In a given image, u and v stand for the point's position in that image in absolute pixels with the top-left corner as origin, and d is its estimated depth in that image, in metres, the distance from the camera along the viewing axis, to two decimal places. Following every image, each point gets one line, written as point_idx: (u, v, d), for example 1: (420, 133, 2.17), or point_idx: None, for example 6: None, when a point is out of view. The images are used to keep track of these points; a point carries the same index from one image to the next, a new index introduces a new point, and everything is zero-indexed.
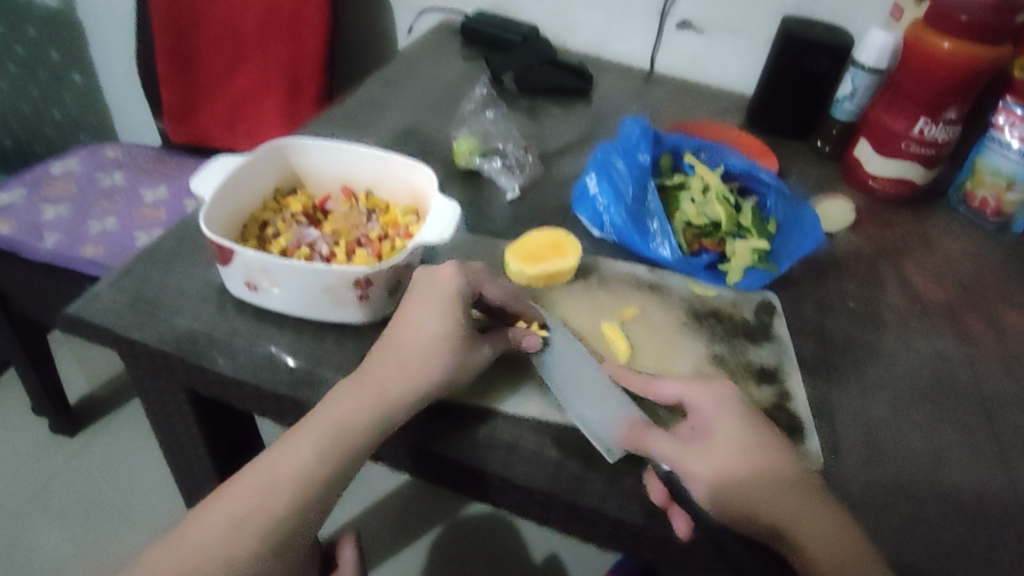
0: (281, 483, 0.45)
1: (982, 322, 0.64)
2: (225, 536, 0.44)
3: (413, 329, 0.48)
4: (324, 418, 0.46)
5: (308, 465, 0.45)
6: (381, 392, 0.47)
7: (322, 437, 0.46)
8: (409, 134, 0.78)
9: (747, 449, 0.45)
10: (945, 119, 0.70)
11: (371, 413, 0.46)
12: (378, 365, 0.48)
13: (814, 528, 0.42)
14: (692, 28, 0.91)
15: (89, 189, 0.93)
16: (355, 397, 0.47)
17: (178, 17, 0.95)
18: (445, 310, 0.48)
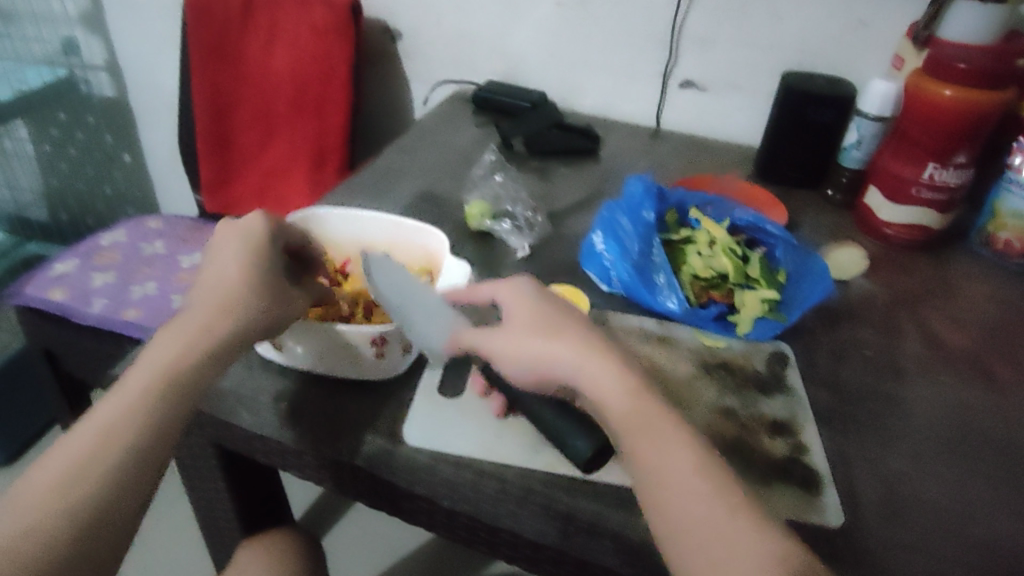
0: (122, 414, 0.44)
1: (1008, 368, 0.62)
2: (55, 486, 0.40)
3: (218, 271, 0.52)
4: (164, 349, 0.47)
5: (138, 396, 0.45)
6: (216, 301, 0.50)
7: (167, 359, 0.47)
8: (424, 198, 0.81)
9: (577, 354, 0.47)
10: (954, 163, 0.69)
11: (212, 320, 0.49)
12: (211, 289, 0.51)
13: (630, 426, 0.44)
14: (697, 86, 0.94)
15: (134, 257, 0.99)
16: (192, 327, 0.49)
17: (218, 100, 1.03)
18: (246, 250, 0.53)
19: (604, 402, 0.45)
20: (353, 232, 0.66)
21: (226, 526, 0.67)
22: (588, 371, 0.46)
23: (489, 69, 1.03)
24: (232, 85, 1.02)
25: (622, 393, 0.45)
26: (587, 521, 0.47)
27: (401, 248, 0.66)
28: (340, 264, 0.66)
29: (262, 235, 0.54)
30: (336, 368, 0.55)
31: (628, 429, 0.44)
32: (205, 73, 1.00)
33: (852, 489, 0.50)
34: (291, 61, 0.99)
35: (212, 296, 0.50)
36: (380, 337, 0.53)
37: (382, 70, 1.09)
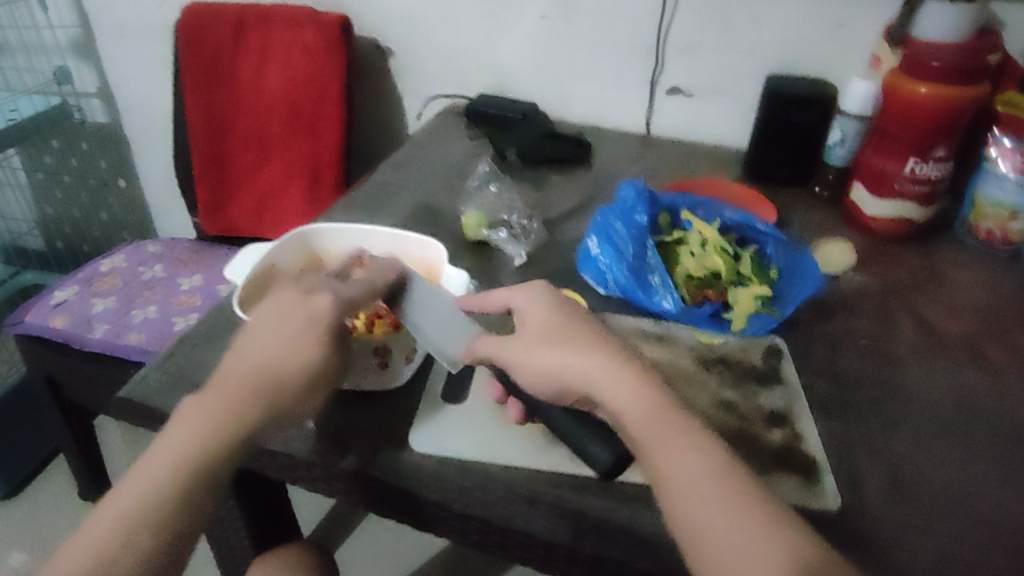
0: (158, 470, 0.44)
1: (1000, 351, 0.64)
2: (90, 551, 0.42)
3: (266, 341, 0.48)
4: (207, 409, 0.46)
5: (165, 475, 0.44)
6: (257, 369, 0.47)
7: (207, 424, 0.46)
8: (421, 211, 0.83)
9: (600, 363, 0.47)
10: (934, 157, 0.72)
11: (254, 395, 0.47)
12: (254, 351, 0.48)
13: (646, 432, 0.44)
14: (683, 92, 0.96)
15: (133, 282, 1.00)
16: (242, 387, 0.47)
17: (213, 123, 1.05)
18: (309, 331, 0.48)
19: (624, 416, 0.45)
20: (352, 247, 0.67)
21: (238, 545, 0.67)
22: (614, 386, 0.46)
23: (479, 82, 1.05)
24: (226, 108, 1.04)
25: (643, 407, 0.45)
26: (598, 516, 0.48)
27: (401, 260, 0.66)
28: None
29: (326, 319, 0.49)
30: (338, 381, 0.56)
31: (651, 441, 0.44)
32: (199, 97, 1.02)
33: (856, 472, 0.52)
34: (283, 82, 1.01)
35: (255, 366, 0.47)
36: None
37: (374, 87, 1.11)
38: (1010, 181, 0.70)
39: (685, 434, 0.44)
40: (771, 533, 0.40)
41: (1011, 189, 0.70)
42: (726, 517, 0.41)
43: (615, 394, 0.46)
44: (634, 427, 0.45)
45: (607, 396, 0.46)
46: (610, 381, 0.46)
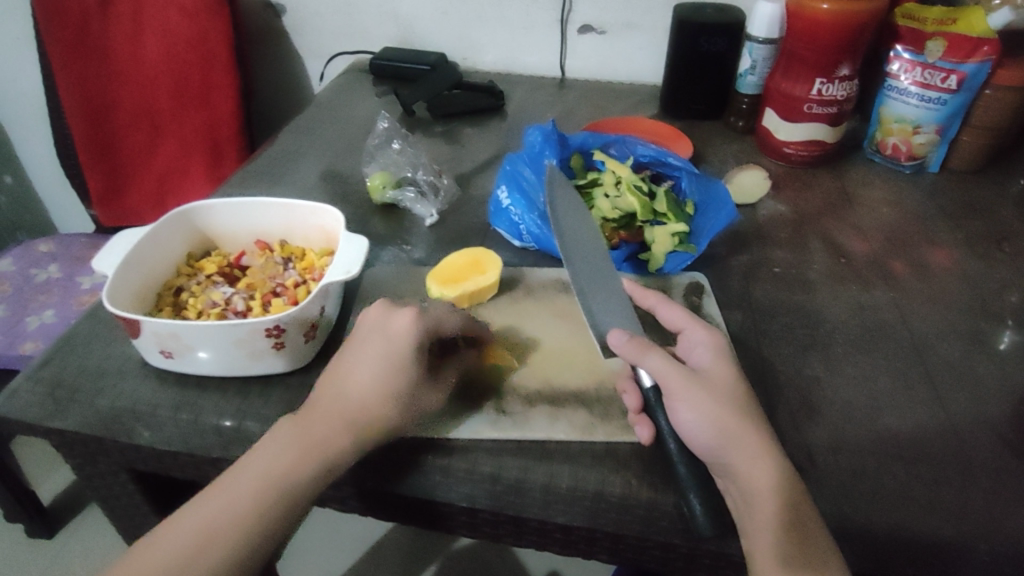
0: (205, 525, 0.42)
1: (907, 266, 0.65)
2: (247, 503, 0.43)
3: (366, 376, 0.47)
4: (204, 513, 0.42)
5: (289, 466, 0.44)
6: (272, 478, 0.44)
7: (255, 487, 0.43)
8: (325, 178, 0.78)
9: (729, 385, 0.47)
10: (839, 76, 0.71)
11: (275, 499, 0.43)
12: (354, 381, 0.47)
13: (749, 455, 0.43)
14: (592, 30, 0.92)
15: (26, 286, 0.94)
16: (296, 448, 0.45)
17: (92, 103, 0.96)
18: (394, 368, 0.48)
19: (715, 423, 0.44)
20: (243, 222, 0.64)
21: None
22: (720, 397, 0.45)
23: (381, 35, 0.99)
24: (104, 84, 0.95)
25: (729, 416, 0.44)
26: (513, 477, 0.48)
27: (297, 231, 0.64)
28: (236, 257, 0.64)
29: (409, 348, 0.48)
30: (237, 367, 0.53)
31: (731, 451, 0.43)
32: (69, 75, 0.93)
33: (770, 401, 0.52)
34: (164, 50, 0.93)
35: (275, 475, 0.44)
36: (275, 327, 0.51)
37: (268, 48, 1.03)
38: (912, 95, 0.70)
39: (766, 450, 0.43)
40: (829, 550, 0.40)
41: (912, 102, 0.71)
42: (801, 518, 0.41)
43: (709, 399, 0.45)
44: (712, 436, 0.44)
45: (696, 401, 0.45)
46: (718, 391, 0.46)
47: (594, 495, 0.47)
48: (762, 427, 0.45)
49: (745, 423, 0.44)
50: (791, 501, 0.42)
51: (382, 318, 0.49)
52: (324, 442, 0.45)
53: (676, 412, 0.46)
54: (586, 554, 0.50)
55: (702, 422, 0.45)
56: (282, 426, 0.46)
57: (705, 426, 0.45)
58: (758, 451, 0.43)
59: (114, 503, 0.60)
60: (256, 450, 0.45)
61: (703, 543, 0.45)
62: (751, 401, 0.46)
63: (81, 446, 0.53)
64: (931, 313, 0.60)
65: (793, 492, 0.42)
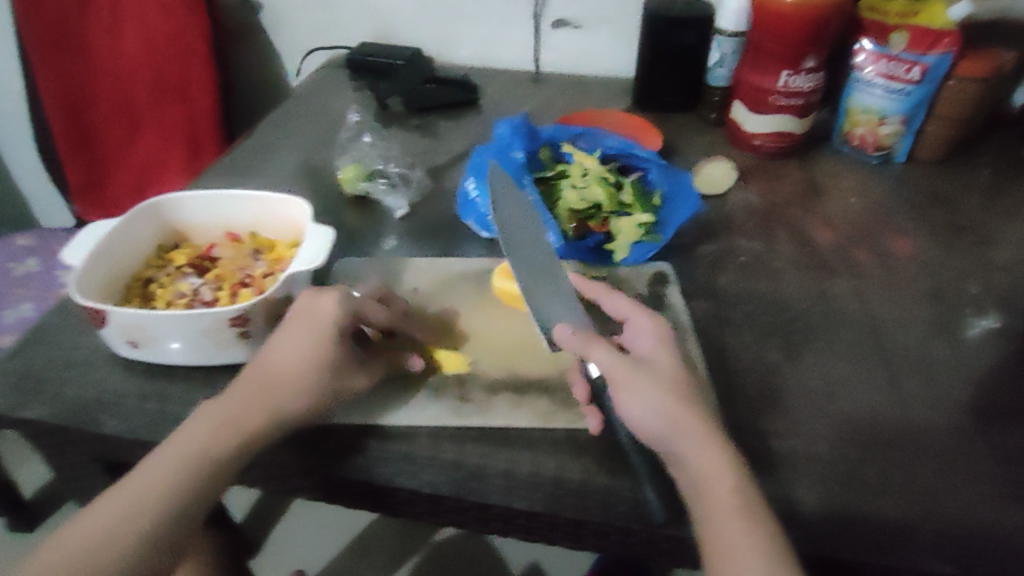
0: (141, 492, 0.42)
1: (871, 255, 0.66)
2: (190, 465, 0.43)
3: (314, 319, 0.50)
4: (131, 491, 0.42)
5: (225, 435, 0.45)
6: (214, 441, 0.44)
7: (195, 452, 0.44)
8: (300, 169, 0.79)
9: (671, 370, 0.47)
10: (806, 69, 0.71)
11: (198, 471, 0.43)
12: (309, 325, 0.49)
13: (693, 442, 0.44)
14: (568, 24, 0.93)
15: (4, 279, 0.94)
16: (227, 423, 0.45)
17: (71, 100, 0.96)
18: (320, 342, 0.48)
19: (659, 401, 0.45)
20: (214, 214, 0.65)
21: None
22: (663, 385, 0.46)
23: (360, 30, 0.99)
24: (82, 79, 0.96)
25: (681, 401, 0.45)
26: (474, 464, 0.48)
27: (266, 224, 0.65)
28: (206, 249, 0.65)
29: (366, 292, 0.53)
30: (203, 357, 0.54)
31: (685, 437, 0.44)
32: (47, 70, 0.93)
33: (727, 388, 0.53)
34: (143, 45, 0.93)
35: (206, 452, 0.44)
36: (239, 316, 0.51)
37: (249, 43, 1.04)
38: (877, 87, 0.71)
39: (711, 436, 0.44)
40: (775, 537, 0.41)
41: (878, 93, 0.71)
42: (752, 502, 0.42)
43: (661, 385, 0.46)
44: (664, 422, 0.44)
45: (649, 385, 0.46)
46: (660, 380, 0.46)
47: (553, 481, 0.48)
48: (710, 414, 0.46)
49: (695, 410, 0.45)
50: (743, 485, 0.43)
51: (308, 302, 0.50)
52: (260, 407, 0.46)
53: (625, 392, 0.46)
54: (549, 540, 0.51)
55: (650, 405, 0.45)
56: (220, 398, 0.46)
57: (657, 411, 0.45)
58: (709, 435, 0.44)
59: (83, 493, 0.61)
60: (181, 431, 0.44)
61: (660, 529, 0.46)
62: (696, 389, 0.47)
63: (47, 437, 0.54)
64: (891, 301, 0.61)
65: (743, 476, 0.43)
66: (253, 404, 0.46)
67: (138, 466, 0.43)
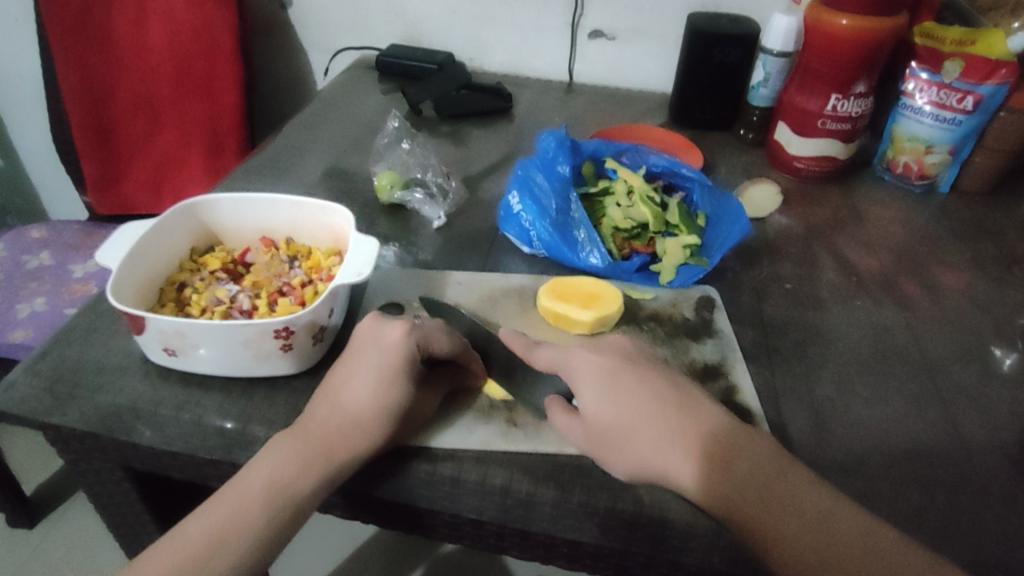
0: (206, 535, 0.42)
1: (918, 287, 0.65)
2: (253, 510, 0.43)
3: (371, 359, 0.47)
4: (209, 520, 0.43)
5: (286, 480, 0.44)
6: (275, 485, 0.43)
7: (257, 497, 0.43)
8: (330, 174, 0.77)
9: (633, 412, 0.45)
10: (855, 93, 0.70)
11: (275, 506, 0.43)
12: (369, 365, 0.47)
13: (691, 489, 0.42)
14: (604, 36, 0.92)
15: (16, 273, 0.92)
16: (297, 458, 0.44)
17: (92, 90, 0.94)
18: (387, 379, 0.46)
19: (624, 424, 0.44)
20: (249, 218, 0.63)
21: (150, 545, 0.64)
22: (632, 436, 0.44)
23: (389, 32, 0.97)
24: (104, 70, 0.93)
25: (648, 412, 0.44)
26: (523, 494, 0.46)
27: (304, 230, 0.63)
28: (240, 253, 0.63)
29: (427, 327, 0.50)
30: (242, 368, 0.52)
31: (664, 451, 0.43)
32: (69, 58, 0.90)
33: (783, 421, 0.51)
34: (168, 38, 0.91)
35: (280, 487, 0.43)
36: (284, 329, 0.49)
37: (273, 39, 1.02)
38: (926, 115, 0.70)
39: (701, 470, 0.42)
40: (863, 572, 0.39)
41: (927, 122, 0.70)
42: (791, 503, 0.41)
43: (623, 400, 0.45)
44: (642, 442, 0.44)
45: (613, 407, 0.45)
46: (623, 432, 0.44)
47: (605, 512, 0.46)
48: (692, 407, 0.45)
49: (667, 415, 0.44)
50: (751, 479, 0.42)
51: (375, 330, 0.49)
52: (320, 457, 0.44)
53: (594, 419, 0.45)
54: (592, 570, 0.50)
55: (620, 430, 0.44)
56: (282, 438, 0.46)
57: (628, 433, 0.44)
58: (688, 437, 0.43)
59: (104, 501, 0.58)
60: (254, 462, 0.45)
61: (714, 564, 0.45)
62: (667, 420, 0.44)
63: (76, 442, 0.52)
64: (942, 335, 0.60)
65: (752, 466, 0.42)
66: (305, 453, 0.44)
67: (203, 508, 0.43)
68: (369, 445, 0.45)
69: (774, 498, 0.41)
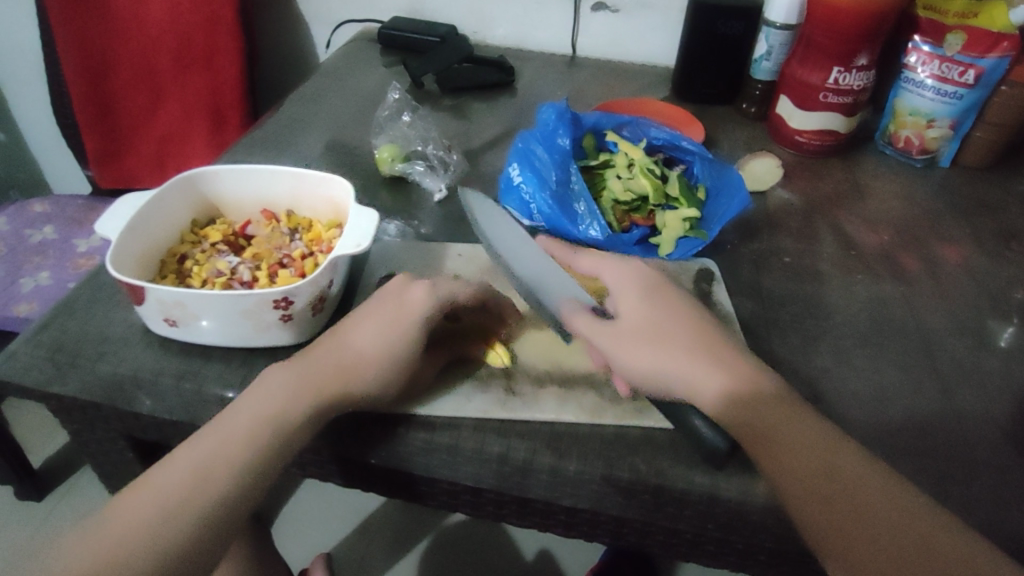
0: (198, 469, 0.42)
1: (917, 261, 0.65)
2: (247, 436, 0.43)
3: (379, 317, 0.49)
4: (198, 450, 0.43)
5: (281, 410, 0.44)
6: (271, 415, 0.44)
7: (252, 426, 0.44)
8: (331, 147, 0.77)
9: (659, 321, 0.49)
10: (857, 66, 0.70)
11: (258, 443, 0.43)
12: (382, 322, 0.49)
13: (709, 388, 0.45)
14: (607, 8, 0.91)
15: (19, 247, 0.92)
16: (294, 388, 0.45)
17: (91, 64, 0.93)
18: (396, 330, 0.48)
19: (654, 323, 0.48)
20: (249, 191, 0.63)
21: None
22: (657, 340, 0.47)
23: (391, 5, 0.97)
24: (104, 43, 0.93)
25: (682, 322, 0.49)
26: (520, 461, 0.47)
27: (304, 202, 0.63)
28: (240, 226, 0.63)
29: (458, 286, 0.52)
30: (243, 338, 0.53)
31: (684, 353, 0.46)
32: (68, 31, 0.90)
33: None
34: (167, 10, 0.90)
35: (266, 419, 0.44)
36: (283, 299, 0.50)
37: (274, 12, 1.01)
38: (928, 89, 0.70)
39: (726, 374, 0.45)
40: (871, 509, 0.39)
41: (928, 96, 0.70)
42: (795, 420, 0.43)
43: (661, 308, 0.49)
44: (669, 339, 0.47)
45: (651, 310, 0.49)
46: (650, 334, 0.48)
47: (602, 479, 0.47)
48: (722, 334, 0.49)
49: (701, 330, 0.48)
50: (767, 392, 0.44)
51: (399, 289, 0.51)
52: (320, 391, 0.45)
53: (627, 317, 0.49)
54: (588, 536, 0.51)
55: (647, 330, 0.48)
56: (277, 370, 0.46)
57: (658, 331, 0.48)
58: (714, 348, 0.47)
59: (112, 467, 0.60)
60: (248, 394, 0.45)
61: (706, 528, 0.46)
62: (693, 333, 0.48)
63: (79, 412, 0.53)
64: (939, 308, 0.60)
65: (769, 386, 0.45)
66: (305, 385, 0.45)
67: (194, 437, 0.43)
68: (370, 383, 0.46)
69: (781, 409, 0.43)
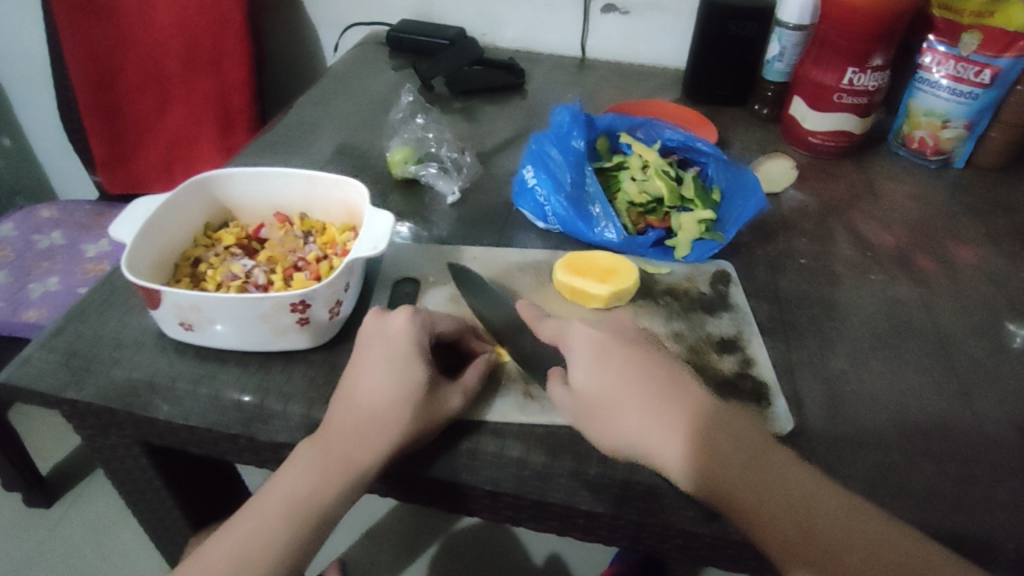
0: (247, 543, 0.44)
1: (934, 262, 0.65)
2: (286, 512, 0.44)
3: (373, 369, 0.47)
4: (247, 525, 0.44)
5: (315, 485, 0.44)
6: (302, 493, 0.44)
7: (289, 500, 0.44)
8: (342, 150, 0.76)
9: (615, 386, 0.44)
10: (872, 66, 0.69)
11: (298, 520, 0.44)
12: (375, 375, 0.46)
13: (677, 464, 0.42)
14: (617, 10, 0.90)
15: (28, 252, 0.92)
16: (320, 464, 0.45)
17: (99, 67, 0.93)
18: (399, 369, 0.46)
19: (602, 395, 0.44)
20: (263, 194, 0.62)
21: (168, 517, 0.65)
22: (614, 411, 0.44)
23: (399, 7, 0.96)
24: (113, 46, 0.92)
25: (629, 387, 0.44)
26: (540, 465, 0.47)
27: (318, 205, 0.63)
28: (254, 229, 0.63)
29: (436, 317, 0.50)
30: (258, 342, 0.52)
31: (639, 426, 0.43)
32: (76, 34, 0.89)
33: (800, 392, 0.51)
34: (176, 14, 0.90)
35: (298, 500, 0.44)
36: (300, 302, 0.50)
37: (282, 15, 1.01)
38: (942, 89, 0.70)
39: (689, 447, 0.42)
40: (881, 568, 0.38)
41: (943, 96, 0.70)
42: (788, 490, 0.41)
43: (616, 375, 0.44)
44: (626, 418, 0.43)
45: (596, 377, 0.45)
46: (604, 406, 0.44)
47: (623, 483, 0.46)
48: (681, 391, 0.44)
49: (653, 393, 0.44)
50: (742, 468, 0.41)
51: (379, 324, 0.49)
52: (347, 460, 0.44)
53: (584, 393, 0.45)
54: (607, 541, 0.51)
55: (598, 401, 0.44)
56: (305, 446, 0.46)
57: (608, 406, 0.44)
58: (669, 416, 0.43)
59: (125, 473, 0.59)
60: (284, 470, 0.46)
61: (730, 534, 0.45)
62: (649, 400, 0.43)
63: (93, 417, 0.53)
64: (958, 309, 0.60)
65: (743, 455, 0.42)
66: (330, 459, 0.45)
67: (245, 510, 0.45)
68: (395, 433, 0.45)
69: (761, 479, 0.41)
